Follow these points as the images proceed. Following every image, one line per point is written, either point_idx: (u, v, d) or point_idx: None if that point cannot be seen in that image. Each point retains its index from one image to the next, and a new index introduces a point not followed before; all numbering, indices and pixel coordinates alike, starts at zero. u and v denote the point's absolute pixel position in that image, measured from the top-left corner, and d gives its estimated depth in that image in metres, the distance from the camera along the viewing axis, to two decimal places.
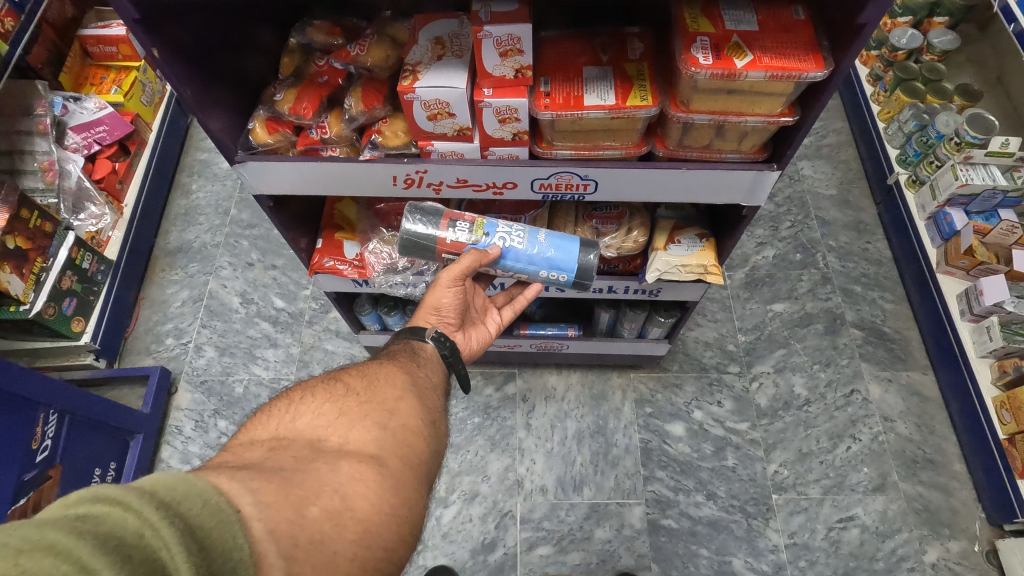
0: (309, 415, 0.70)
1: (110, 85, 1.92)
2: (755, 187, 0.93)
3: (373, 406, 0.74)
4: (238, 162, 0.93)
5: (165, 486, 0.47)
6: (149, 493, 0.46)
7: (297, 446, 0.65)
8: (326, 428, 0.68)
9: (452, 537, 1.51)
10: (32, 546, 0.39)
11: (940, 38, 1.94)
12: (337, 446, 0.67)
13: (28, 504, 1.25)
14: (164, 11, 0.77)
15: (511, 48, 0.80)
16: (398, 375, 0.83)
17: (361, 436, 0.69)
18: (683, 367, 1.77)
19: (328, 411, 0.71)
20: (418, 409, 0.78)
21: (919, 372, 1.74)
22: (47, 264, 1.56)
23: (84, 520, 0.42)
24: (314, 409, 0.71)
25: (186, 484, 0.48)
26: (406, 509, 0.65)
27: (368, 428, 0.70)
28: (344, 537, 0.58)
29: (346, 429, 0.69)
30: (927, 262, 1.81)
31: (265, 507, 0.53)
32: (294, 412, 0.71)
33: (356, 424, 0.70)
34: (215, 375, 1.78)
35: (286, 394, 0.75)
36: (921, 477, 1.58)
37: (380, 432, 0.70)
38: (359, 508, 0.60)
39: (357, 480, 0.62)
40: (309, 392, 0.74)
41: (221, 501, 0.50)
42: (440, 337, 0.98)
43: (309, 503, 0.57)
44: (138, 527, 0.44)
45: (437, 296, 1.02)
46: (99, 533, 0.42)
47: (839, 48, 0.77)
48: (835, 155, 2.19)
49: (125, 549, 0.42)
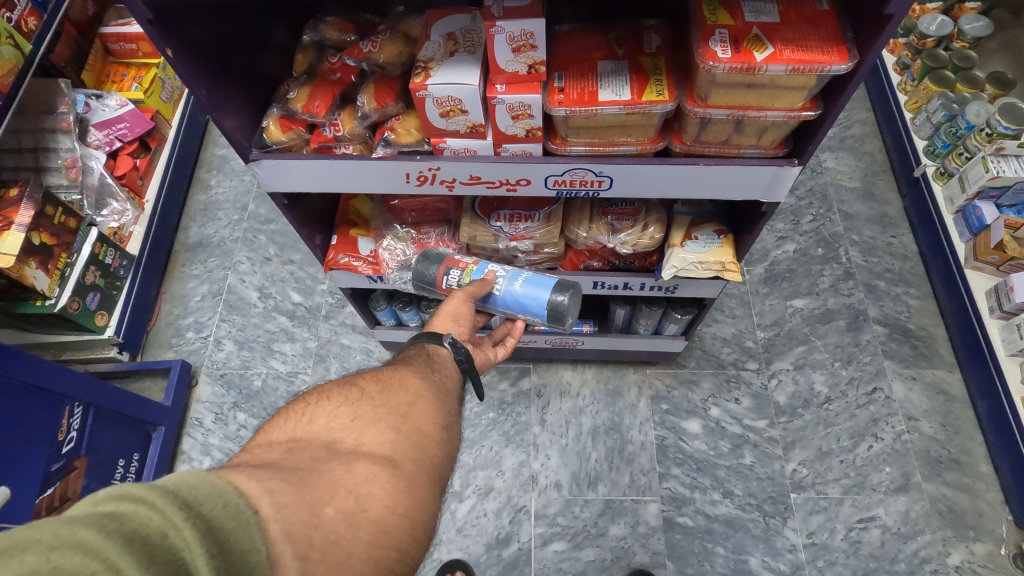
0: (324, 417, 0.70)
1: (131, 82, 1.95)
2: (774, 184, 0.90)
3: (386, 410, 0.73)
4: (252, 160, 0.94)
5: (188, 485, 0.48)
6: (173, 493, 0.46)
7: (314, 448, 0.65)
8: (341, 431, 0.68)
9: (467, 531, 1.52)
10: (63, 543, 0.40)
11: (972, 25, 1.90)
12: (352, 447, 0.66)
13: (54, 495, 1.29)
14: (179, 12, 0.78)
15: (524, 44, 0.78)
16: (412, 380, 0.82)
17: (376, 439, 0.69)
18: (700, 364, 1.75)
19: (342, 415, 0.71)
20: (433, 413, 0.77)
21: (945, 370, 1.70)
22: (70, 260, 1.60)
23: (111, 517, 0.43)
24: (329, 413, 0.71)
25: (208, 484, 0.49)
26: (420, 511, 0.64)
27: (382, 432, 0.70)
28: (357, 537, 0.57)
29: (362, 431, 0.69)
30: (954, 257, 1.76)
31: (282, 508, 0.53)
32: (310, 415, 0.71)
33: (371, 427, 0.70)
34: (234, 368, 1.80)
35: (303, 397, 0.75)
36: (945, 478, 1.54)
37: (394, 436, 0.70)
38: (373, 509, 0.60)
39: (372, 481, 0.62)
40: (325, 396, 0.74)
41: (241, 503, 0.50)
42: (457, 343, 0.97)
43: (324, 503, 0.57)
44: (163, 527, 0.44)
45: (454, 306, 1.05)
46: (125, 532, 0.43)
47: (863, 38, 0.74)
48: (859, 147, 2.13)
49: (151, 549, 0.43)
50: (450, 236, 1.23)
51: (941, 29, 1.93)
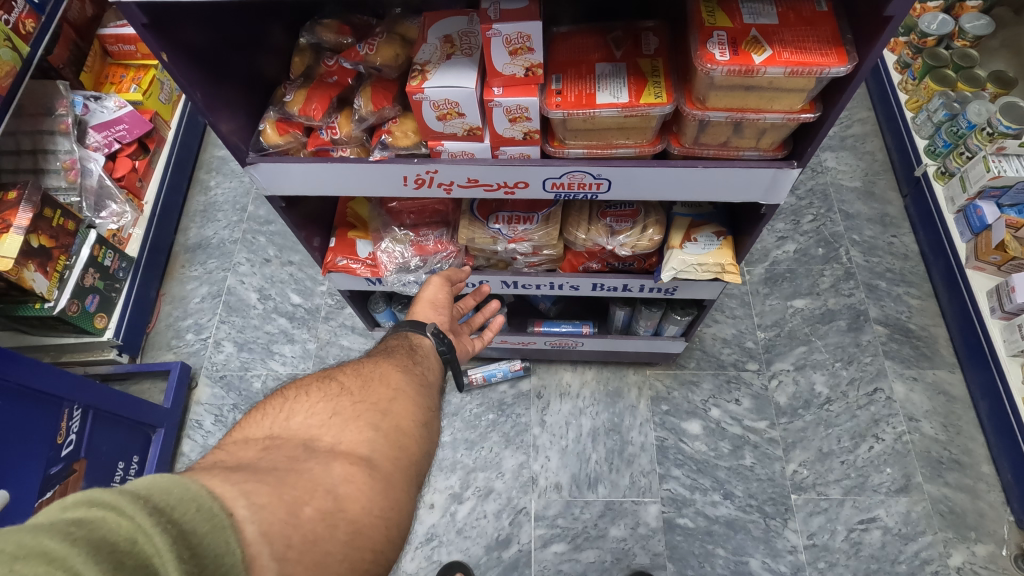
0: (303, 412, 0.70)
1: (130, 84, 1.95)
2: (773, 186, 0.90)
3: (365, 406, 0.72)
4: (250, 164, 0.93)
5: (160, 490, 0.47)
6: (143, 498, 0.46)
7: (290, 446, 0.65)
8: (319, 428, 0.68)
9: (466, 533, 1.52)
10: (28, 552, 0.39)
11: (973, 23, 1.89)
12: (330, 445, 0.66)
13: (54, 497, 1.29)
14: (174, 15, 0.78)
15: (521, 47, 0.78)
16: (392, 375, 0.81)
17: (354, 437, 0.68)
18: (700, 365, 1.74)
19: (321, 411, 0.70)
20: (413, 410, 0.76)
21: (946, 371, 1.69)
22: (70, 262, 1.60)
23: (79, 525, 0.43)
24: (308, 408, 0.71)
25: (180, 488, 0.48)
26: (397, 512, 0.63)
27: (360, 429, 0.69)
28: (334, 537, 0.57)
29: (340, 428, 0.68)
30: (955, 257, 1.75)
31: (259, 509, 0.53)
32: (289, 411, 0.70)
33: (349, 424, 0.69)
34: (233, 370, 1.80)
35: (282, 392, 0.75)
36: (946, 479, 1.54)
37: (373, 433, 0.69)
38: (351, 510, 0.59)
39: (349, 481, 0.61)
40: (304, 391, 0.74)
41: (215, 506, 0.50)
42: (439, 333, 0.98)
43: (303, 502, 0.57)
44: (133, 532, 0.44)
45: (432, 293, 1.09)
46: (92, 540, 0.42)
47: (864, 39, 0.73)
48: (860, 146, 2.12)
49: (119, 556, 0.42)
50: (449, 239, 1.23)
51: (942, 28, 1.93)
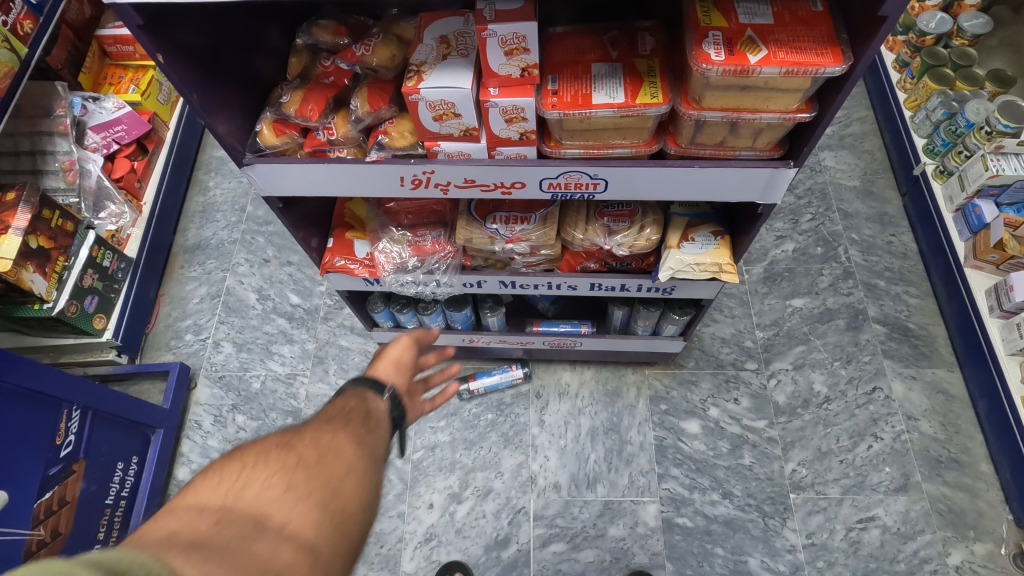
0: (258, 484, 0.60)
1: (128, 84, 1.94)
2: (769, 186, 0.90)
3: (326, 485, 0.63)
4: (247, 164, 0.93)
5: (110, 557, 0.40)
6: (95, 564, 0.39)
7: (240, 527, 0.55)
8: (273, 507, 0.58)
9: (465, 532, 1.52)
10: None
11: (971, 22, 1.88)
12: (281, 532, 0.56)
13: (52, 499, 1.29)
14: (168, 16, 0.77)
15: (517, 47, 0.78)
16: (347, 449, 0.70)
17: (306, 525, 0.58)
18: (699, 364, 1.74)
19: (277, 485, 0.60)
20: (374, 497, 0.67)
21: (944, 370, 1.69)
22: (68, 262, 1.60)
23: None
24: (264, 479, 0.60)
25: (128, 554, 0.41)
26: None
27: (317, 516, 0.59)
28: None
29: (296, 511, 0.58)
30: (954, 256, 1.75)
31: None
32: (245, 480, 0.60)
33: (305, 509, 0.59)
34: (232, 371, 1.80)
35: (235, 454, 0.64)
36: (945, 478, 1.54)
37: (328, 523, 0.59)
38: None
39: None
40: (264, 456, 0.64)
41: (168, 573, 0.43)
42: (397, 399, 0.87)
43: None
44: None
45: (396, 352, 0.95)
46: None
47: (859, 39, 0.73)
48: (859, 145, 2.12)
49: None
50: (446, 239, 1.23)
51: (940, 26, 1.91)
